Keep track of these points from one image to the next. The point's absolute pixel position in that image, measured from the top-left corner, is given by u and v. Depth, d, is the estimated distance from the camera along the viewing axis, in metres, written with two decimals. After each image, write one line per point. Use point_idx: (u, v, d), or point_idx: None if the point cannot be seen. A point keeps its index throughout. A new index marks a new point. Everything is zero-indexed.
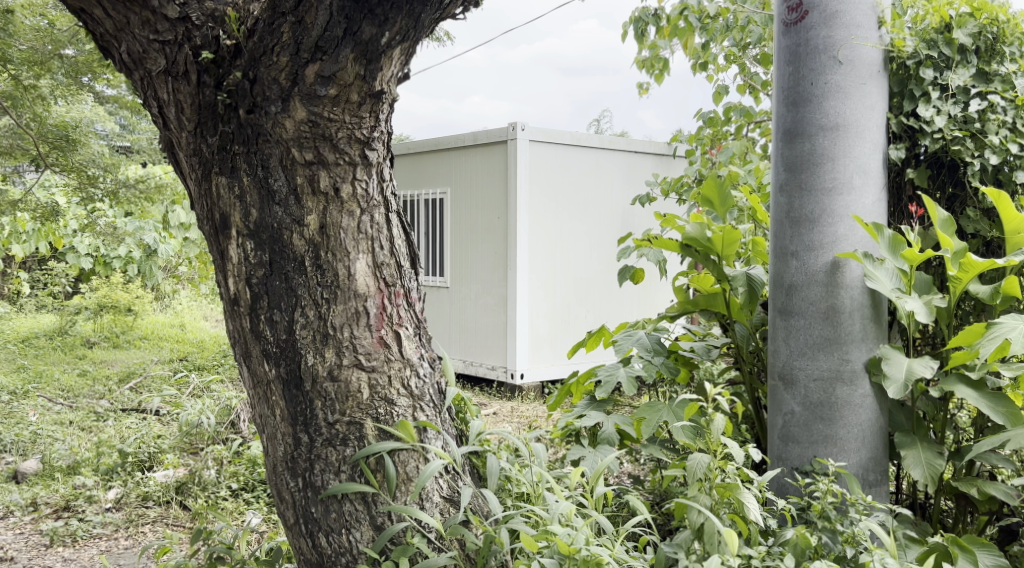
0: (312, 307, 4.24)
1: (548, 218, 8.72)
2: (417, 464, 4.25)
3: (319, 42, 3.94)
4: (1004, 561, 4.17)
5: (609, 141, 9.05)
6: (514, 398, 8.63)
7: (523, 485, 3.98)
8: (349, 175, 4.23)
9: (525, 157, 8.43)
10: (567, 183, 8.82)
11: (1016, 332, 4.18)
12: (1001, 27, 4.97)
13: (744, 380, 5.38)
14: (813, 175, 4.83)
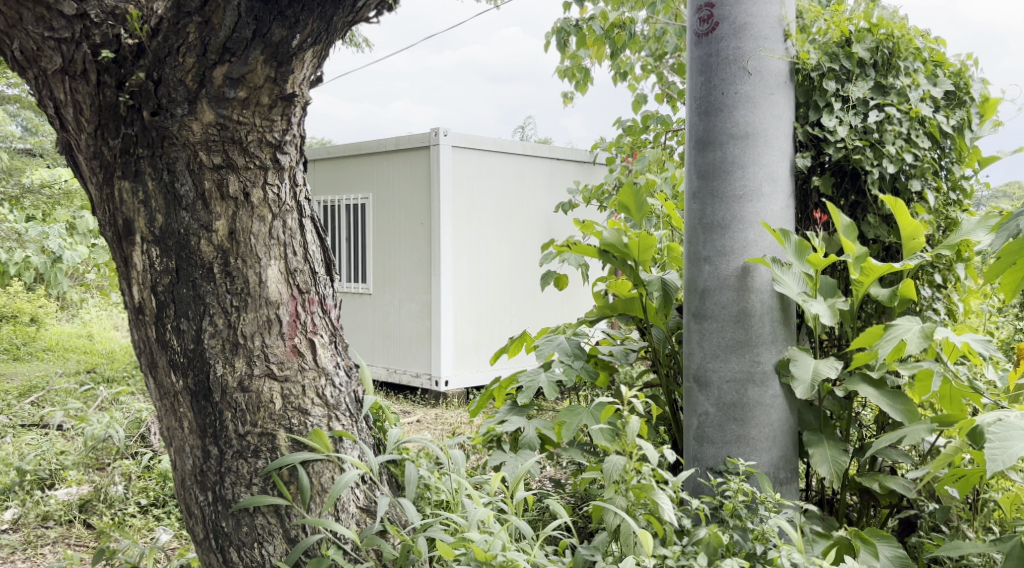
0: (221, 315, 4.27)
1: (471, 224, 8.84)
2: (332, 474, 4.29)
3: (227, 44, 3.98)
4: (903, 552, 4.37)
5: (531, 148, 9.23)
6: (438, 405, 8.69)
7: (444, 492, 4.09)
8: (260, 180, 4.28)
9: (448, 163, 8.52)
10: (489, 188, 8.95)
11: (911, 332, 4.36)
12: (897, 41, 5.21)
13: (661, 382, 5.53)
14: (724, 183, 5.00)
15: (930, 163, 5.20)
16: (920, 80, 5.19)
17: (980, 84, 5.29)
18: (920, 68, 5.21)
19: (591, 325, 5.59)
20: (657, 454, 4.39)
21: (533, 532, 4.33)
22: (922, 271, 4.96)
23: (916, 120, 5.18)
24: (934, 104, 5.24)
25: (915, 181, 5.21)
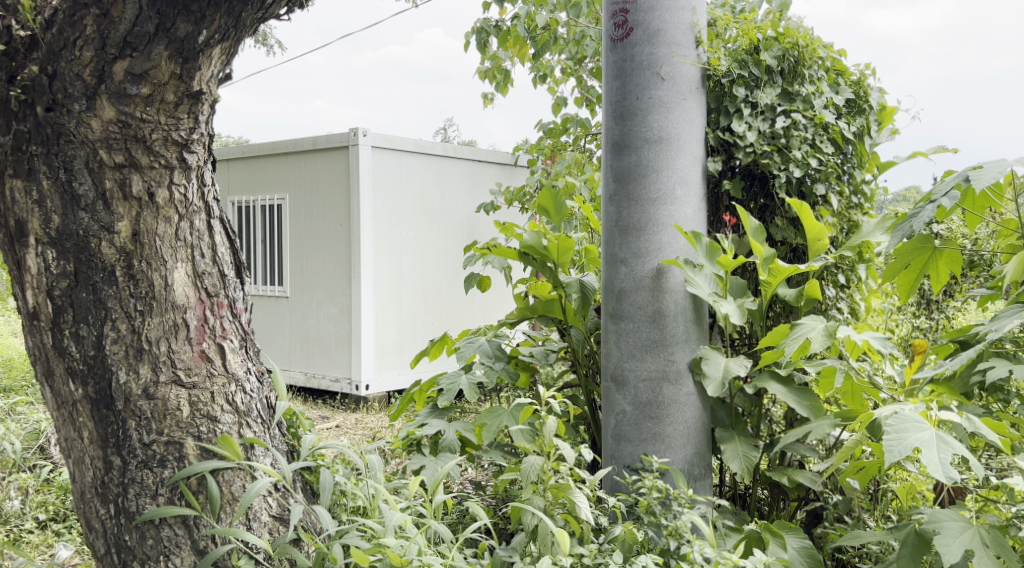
0: (124, 320, 4.23)
1: (393, 227, 8.89)
2: (243, 483, 4.24)
3: (127, 38, 3.96)
4: (809, 542, 4.57)
5: (453, 150, 9.32)
6: (358, 409, 8.71)
7: (359, 498, 4.12)
8: (165, 180, 4.24)
9: (367, 164, 8.54)
10: (410, 189, 9.00)
11: (816, 331, 4.51)
12: (802, 50, 5.39)
13: (580, 383, 5.65)
14: (639, 186, 5.14)
15: (834, 167, 5.38)
16: (824, 87, 5.41)
17: (879, 93, 5.56)
18: (824, 76, 5.43)
19: (512, 327, 5.63)
20: (575, 453, 4.47)
21: (454, 535, 4.39)
22: (826, 271, 5.14)
23: (821, 126, 5.38)
24: (836, 111, 5.47)
25: (820, 185, 5.38)
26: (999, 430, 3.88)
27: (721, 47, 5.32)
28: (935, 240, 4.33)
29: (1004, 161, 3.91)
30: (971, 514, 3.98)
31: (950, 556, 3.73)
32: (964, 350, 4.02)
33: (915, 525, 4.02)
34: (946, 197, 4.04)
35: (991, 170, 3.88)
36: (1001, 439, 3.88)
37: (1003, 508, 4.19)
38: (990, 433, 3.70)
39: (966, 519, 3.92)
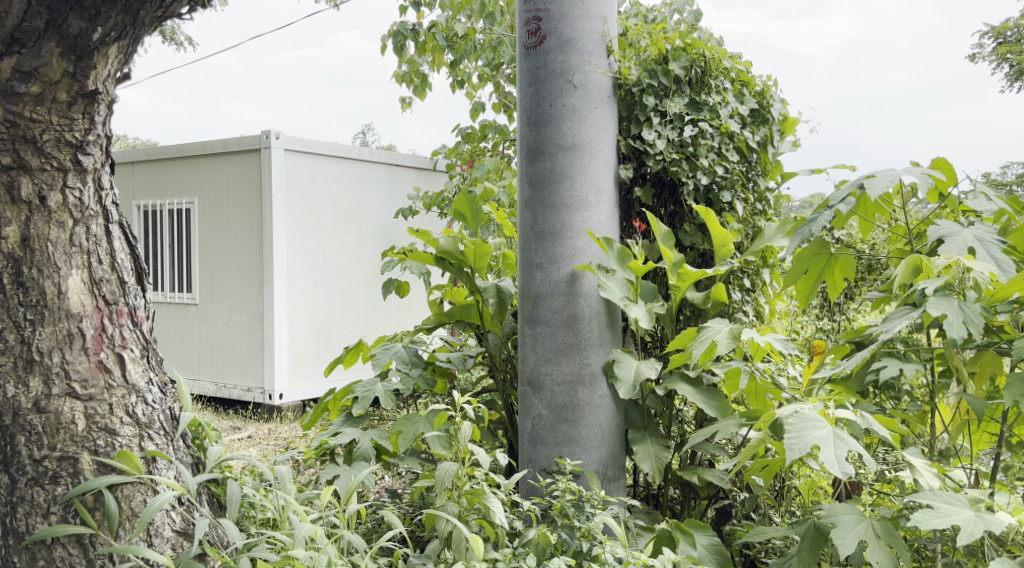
0: (13, 330, 4.18)
1: (308, 232, 8.88)
2: (144, 497, 4.22)
3: (16, 34, 4.05)
4: (718, 539, 4.71)
5: (369, 154, 9.35)
6: (272, 419, 8.56)
7: (269, 511, 4.12)
8: (58, 183, 4.24)
9: (281, 166, 8.51)
10: (326, 194, 9.00)
11: (721, 334, 4.64)
12: (710, 60, 5.50)
13: (498, 388, 5.67)
14: (554, 192, 5.22)
15: (739, 175, 5.54)
16: (729, 98, 5.51)
17: (781, 104, 5.73)
18: (729, 87, 5.53)
19: (429, 332, 5.57)
20: (489, 457, 4.50)
21: (368, 543, 4.42)
22: (733, 275, 5.30)
23: (726, 135, 5.51)
24: (742, 120, 5.60)
25: (726, 192, 5.53)
26: (890, 426, 4.09)
27: (630, 54, 5.45)
28: (831, 246, 4.56)
29: (893, 170, 4.09)
30: (865, 506, 4.15)
31: (845, 548, 3.89)
32: (859, 350, 4.20)
33: (814, 520, 4.15)
34: (842, 204, 4.17)
35: (883, 178, 4.04)
36: (891, 434, 4.08)
37: (895, 500, 4.34)
38: (879, 429, 3.90)
39: (860, 511, 4.08)
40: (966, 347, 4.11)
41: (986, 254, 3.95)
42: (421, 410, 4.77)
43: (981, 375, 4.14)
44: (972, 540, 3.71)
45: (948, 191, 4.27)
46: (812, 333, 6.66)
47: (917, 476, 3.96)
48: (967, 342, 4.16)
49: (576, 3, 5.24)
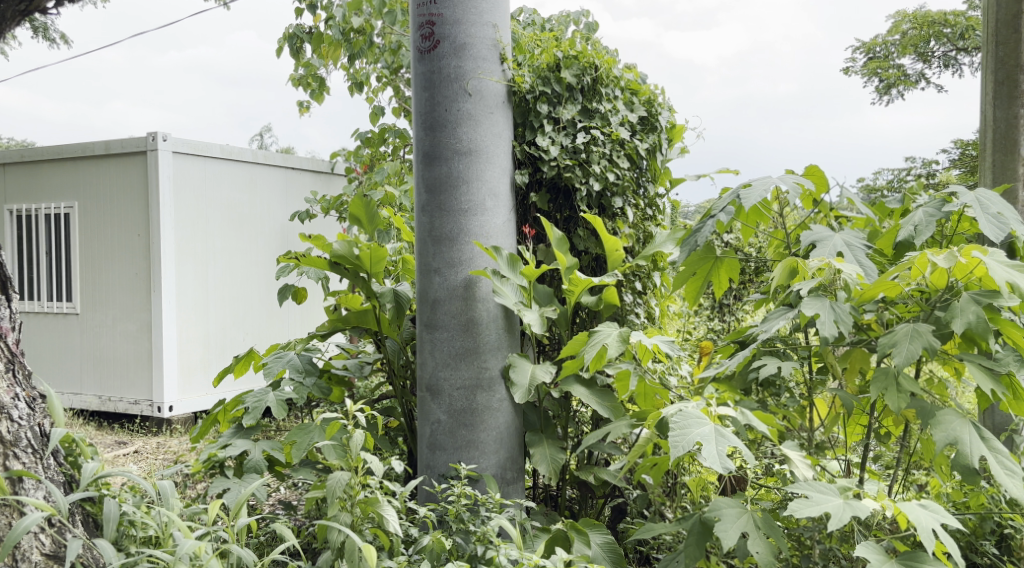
0: None
1: (199, 236, 8.27)
2: (10, 519, 4.14)
3: None
4: (611, 536, 4.91)
5: (262, 157, 8.73)
6: (161, 433, 8.09)
7: (150, 528, 4.05)
8: None
9: (168, 170, 7.95)
10: (216, 198, 8.40)
11: (611, 337, 4.74)
12: (600, 68, 5.56)
13: (396, 394, 5.56)
14: (451, 196, 5.21)
15: (630, 181, 5.61)
16: (619, 106, 5.60)
17: (669, 112, 5.77)
18: (619, 95, 5.62)
19: (324, 340, 5.46)
20: (382, 465, 4.47)
21: (259, 556, 4.37)
22: (625, 279, 5.54)
23: (617, 143, 5.56)
24: (631, 128, 5.67)
25: (618, 198, 5.60)
26: (768, 423, 4.27)
27: (522, 61, 5.46)
28: (715, 252, 4.79)
29: (768, 178, 4.46)
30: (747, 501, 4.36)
31: (728, 539, 4.06)
32: (742, 350, 4.56)
33: (699, 515, 4.30)
34: (721, 212, 4.50)
35: (758, 188, 4.41)
36: (770, 428, 4.33)
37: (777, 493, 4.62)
38: (759, 424, 4.03)
39: (742, 504, 4.28)
40: (838, 345, 4.44)
41: (853, 257, 4.43)
42: (316, 420, 4.74)
43: (850, 370, 4.45)
44: (841, 526, 3.93)
45: (820, 197, 4.70)
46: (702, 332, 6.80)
47: (793, 468, 4.24)
48: (837, 341, 4.46)
49: (469, 8, 5.24)
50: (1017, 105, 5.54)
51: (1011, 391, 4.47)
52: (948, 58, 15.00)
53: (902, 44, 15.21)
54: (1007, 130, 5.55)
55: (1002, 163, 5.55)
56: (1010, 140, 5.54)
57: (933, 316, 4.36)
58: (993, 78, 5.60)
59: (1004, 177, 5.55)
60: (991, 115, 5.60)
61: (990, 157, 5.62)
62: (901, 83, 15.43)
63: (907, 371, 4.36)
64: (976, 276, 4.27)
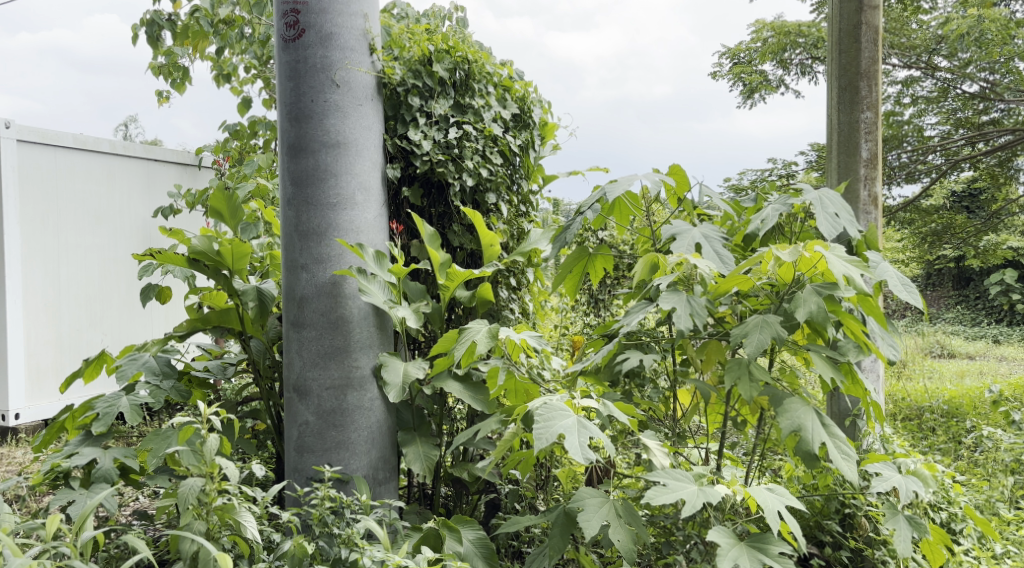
0: None
1: (48, 229, 7.38)
2: None
3: None
4: (483, 532, 4.84)
5: (123, 146, 7.78)
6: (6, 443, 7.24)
7: None
8: None
9: (11, 160, 7.12)
10: (70, 189, 7.51)
11: (480, 333, 4.79)
12: (472, 63, 5.42)
13: (262, 396, 5.28)
14: (318, 190, 5.03)
15: (504, 177, 5.49)
16: (492, 102, 5.46)
17: (542, 108, 5.71)
18: (492, 91, 5.48)
19: (182, 340, 5.17)
20: (240, 469, 4.27)
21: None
22: (500, 274, 5.46)
23: (489, 138, 5.45)
24: (504, 125, 5.55)
25: (491, 194, 5.48)
26: (630, 412, 4.56)
27: (394, 52, 5.32)
28: (588, 249, 4.94)
29: (633, 176, 4.71)
30: (609, 491, 4.60)
31: (590, 529, 4.34)
32: (609, 343, 4.79)
33: (563, 507, 4.55)
34: (589, 209, 4.74)
35: (623, 183, 4.67)
36: (629, 419, 4.56)
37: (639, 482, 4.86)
38: (619, 415, 4.36)
39: (603, 493, 4.53)
40: (696, 336, 4.65)
41: (711, 249, 4.56)
42: (173, 425, 4.51)
43: (707, 362, 4.62)
44: (694, 511, 4.23)
45: (683, 195, 4.89)
46: (579, 327, 6.71)
47: (652, 456, 4.44)
48: (695, 334, 4.66)
49: None
50: (858, 110, 5.80)
51: (849, 376, 4.64)
52: (809, 67, 9.19)
53: (759, 52, 9.32)
54: (849, 134, 5.81)
55: (845, 164, 5.81)
56: (851, 142, 5.81)
57: (780, 308, 4.54)
58: (837, 84, 5.86)
59: (847, 176, 5.82)
60: (836, 119, 5.85)
61: (835, 158, 5.87)
62: (765, 89, 9.50)
63: (758, 360, 4.53)
64: (819, 269, 4.46)
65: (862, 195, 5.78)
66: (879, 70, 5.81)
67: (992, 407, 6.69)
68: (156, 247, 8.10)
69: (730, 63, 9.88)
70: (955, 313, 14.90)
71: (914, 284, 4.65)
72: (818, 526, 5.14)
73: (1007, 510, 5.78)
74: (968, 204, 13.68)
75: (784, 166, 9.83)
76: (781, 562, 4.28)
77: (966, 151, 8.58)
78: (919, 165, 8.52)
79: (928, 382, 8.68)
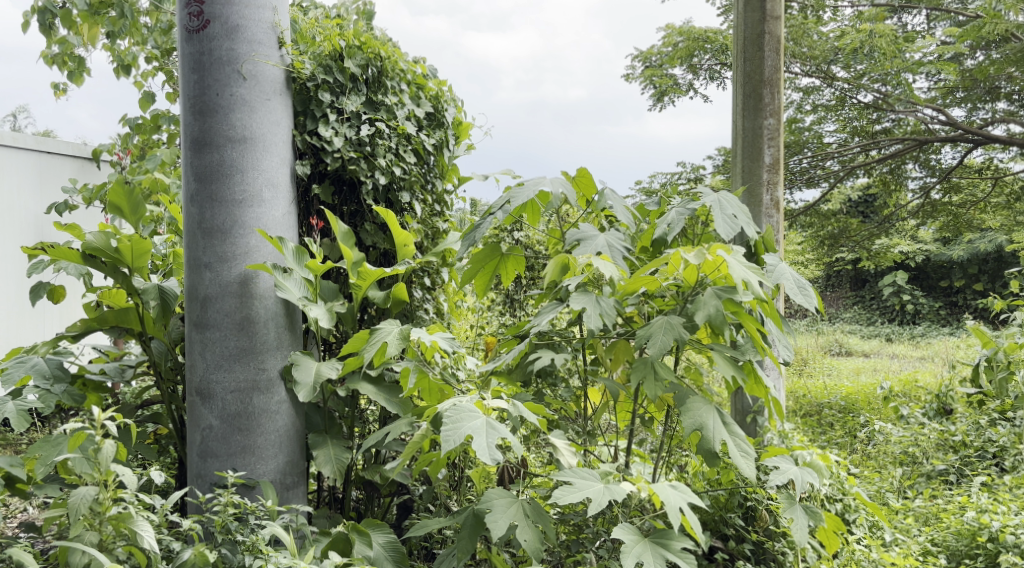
0: None
1: None
2: None
3: None
4: (394, 536, 4.72)
5: (13, 137, 7.45)
6: None
7: None
8: None
9: None
10: None
11: (392, 335, 4.68)
12: (384, 60, 5.28)
13: (162, 399, 5.07)
14: (223, 186, 4.86)
15: (417, 177, 5.40)
16: (405, 99, 5.35)
17: (456, 108, 5.61)
18: (406, 89, 5.36)
19: (76, 341, 4.94)
20: (136, 477, 4.10)
21: None
22: (414, 274, 5.34)
23: (402, 137, 5.34)
24: (416, 123, 5.44)
25: (405, 193, 5.37)
26: (539, 412, 4.47)
27: (303, 47, 5.15)
28: (500, 249, 4.87)
29: (541, 178, 4.68)
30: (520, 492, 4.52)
31: (498, 530, 4.25)
32: (519, 343, 4.76)
33: (472, 508, 4.47)
34: (499, 211, 4.69)
35: (529, 187, 4.65)
36: (539, 418, 4.47)
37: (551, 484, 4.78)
38: (529, 415, 4.27)
39: (512, 493, 4.44)
40: (605, 335, 4.61)
41: (613, 257, 4.53)
42: (64, 432, 4.35)
43: (616, 361, 4.64)
44: (600, 510, 4.15)
45: (592, 198, 4.84)
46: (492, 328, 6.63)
47: (559, 455, 4.38)
48: (604, 332, 4.66)
49: None
50: (762, 117, 5.80)
51: (751, 376, 4.60)
52: (718, 72, 9.22)
53: (669, 56, 9.31)
54: (752, 140, 5.81)
55: (749, 169, 5.81)
56: (754, 148, 5.81)
57: (684, 308, 4.48)
58: (741, 91, 5.85)
59: (750, 181, 5.82)
60: (740, 125, 5.84)
61: (739, 163, 5.86)
62: (674, 93, 9.47)
63: (664, 359, 4.48)
64: (721, 272, 4.41)
65: (764, 199, 5.78)
66: (781, 78, 5.83)
67: (883, 402, 7.04)
68: (48, 242, 7.79)
69: (641, 66, 9.86)
70: (851, 314, 15.16)
71: (809, 286, 4.59)
72: (721, 520, 5.10)
73: (897, 500, 5.88)
74: (864, 208, 13.93)
75: (692, 170, 9.84)
76: (683, 557, 4.22)
77: (860, 158, 8.62)
78: (818, 169, 8.57)
79: (826, 379, 8.80)
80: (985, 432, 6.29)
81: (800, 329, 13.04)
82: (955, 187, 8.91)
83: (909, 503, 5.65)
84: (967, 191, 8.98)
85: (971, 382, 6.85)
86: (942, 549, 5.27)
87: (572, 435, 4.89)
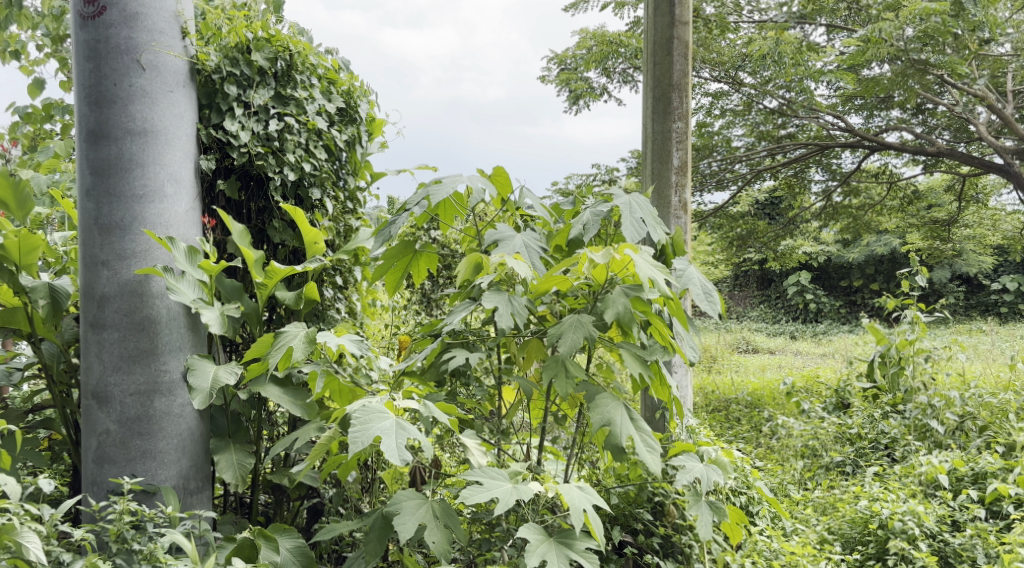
0: None
1: None
2: None
3: None
4: (301, 541, 4.56)
5: None
6: None
7: None
8: None
9: None
10: None
11: (297, 339, 4.52)
12: (294, 53, 5.08)
13: (54, 402, 4.83)
14: (121, 180, 4.66)
15: (328, 173, 5.20)
16: (316, 94, 5.13)
17: (367, 104, 5.38)
18: (316, 83, 5.15)
19: None
20: (20, 485, 3.89)
21: None
22: (325, 273, 5.18)
23: (312, 132, 5.14)
24: (328, 119, 5.24)
25: (315, 189, 5.18)
26: (450, 412, 4.35)
27: (208, 39, 4.97)
28: (414, 246, 4.74)
29: (458, 177, 4.54)
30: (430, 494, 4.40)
31: (406, 533, 4.12)
32: (432, 343, 4.64)
33: (381, 510, 4.34)
34: (415, 207, 4.55)
35: (448, 185, 4.50)
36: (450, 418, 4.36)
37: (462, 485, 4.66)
38: (440, 416, 4.14)
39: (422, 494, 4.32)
40: (519, 334, 4.51)
41: (529, 258, 4.46)
42: None
43: (528, 360, 4.59)
44: (507, 510, 4.05)
45: (507, 196, 4.72)
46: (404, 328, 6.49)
47: (470, 455, 4.27)
48: (517, 331, 4.57)
49: None
50: (671, 120, 5.75)
51: (656, 376, 4.55)
52: (631, 75, 9.21)
53: (583, 59, 9.23)
54: (661, 142, 5.76)
55: (658, 172, 5.76)
56: (663, 151, 5.76)
57: (594, 307, 4.41)
58: (650, 95, 5.80)
59: (659, 184, 5.76)
60: (649, 128, 5.79)
61: (648, 166, 5.81)
62: (589, 96, 9.45)
63: (574, 357, 4.40)
64: (629, 270, 4.34)
65: (673, 201, 5.73)
66: (689, 82, 5.79)
67: (786, 399, 7.07)
68: None
69: (556, 68, 9.78)
70: (758, 313, 15.32)
71: (715, 291, 4.51)
72: (630, 515, 5.04)
73: (798, 491, 5.89)
74: (769, 211, 14.09)
75: (604, 172, 9.80)
76: (589, 556, 4.15)
77: (767, 162, 8.75)
78: (728, 173, 8.64)
79: (733, 375, 8.85)
80: (879, 424, 6.33)
81: (709, 327, 13.14)
82: (854, 189, 8.99)
83: (809, 494, 5.68)
84: (865, 194, 9.05)
85: (866, 377, 6.85)
86: (837, 537, 5.29)
87: (486, 435, 4.79)
